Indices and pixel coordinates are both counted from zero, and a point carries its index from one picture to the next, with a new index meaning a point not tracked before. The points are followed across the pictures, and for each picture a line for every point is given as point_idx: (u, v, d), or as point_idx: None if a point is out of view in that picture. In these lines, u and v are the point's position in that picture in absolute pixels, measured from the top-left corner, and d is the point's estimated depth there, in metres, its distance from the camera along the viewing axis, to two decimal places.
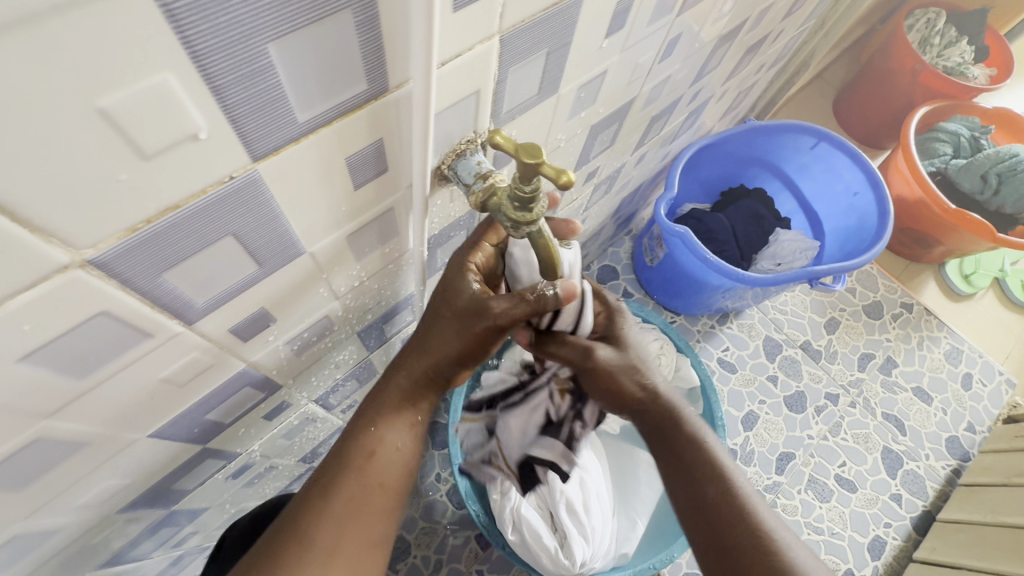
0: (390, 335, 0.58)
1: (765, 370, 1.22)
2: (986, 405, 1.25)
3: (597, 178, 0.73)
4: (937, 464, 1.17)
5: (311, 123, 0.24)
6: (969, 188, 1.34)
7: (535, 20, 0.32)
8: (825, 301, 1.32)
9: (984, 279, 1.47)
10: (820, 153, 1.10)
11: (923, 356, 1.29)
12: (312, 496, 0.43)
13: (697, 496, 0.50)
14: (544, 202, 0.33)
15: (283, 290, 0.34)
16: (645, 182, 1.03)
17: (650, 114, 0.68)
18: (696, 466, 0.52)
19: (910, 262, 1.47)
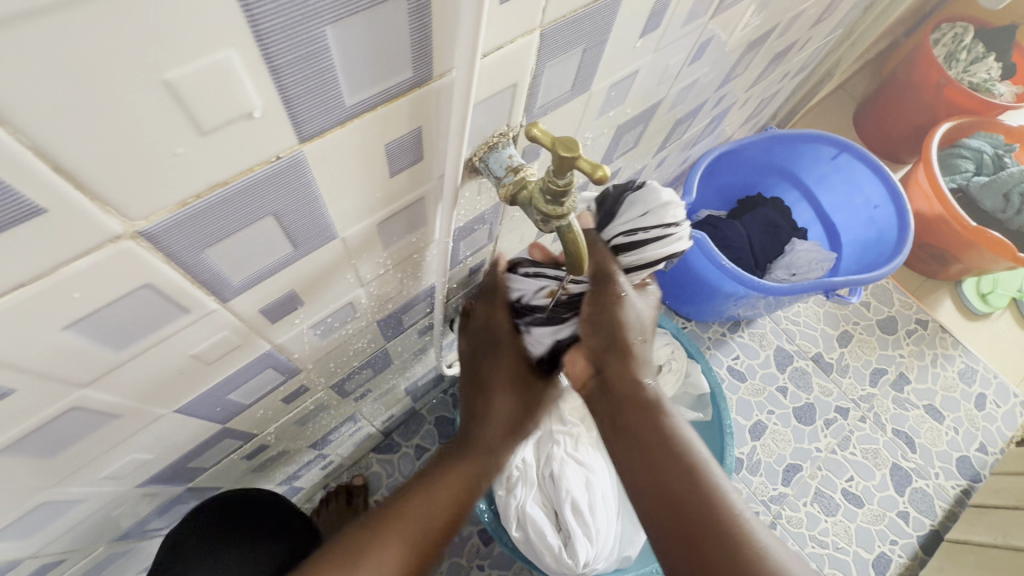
0: (407, 326, 0.58)
1: (774, 380, 1.21)
2: (998, 426, 1.24)
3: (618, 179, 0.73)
4: (946, 484, 1.15)
5: (357, 108, 0.25)
6: (990, 206, 1.33)
7: (575, 16, 0.32)
8: (839, 313, 1.31)
9: (1002, 299, 1.45)
10: (841, 164, 1.09)
11: (937, 374, 1.27)
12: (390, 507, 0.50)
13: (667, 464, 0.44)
14: (575, 197, 0.33)
15: (314, 273, 0.35)
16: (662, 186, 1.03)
17: (674, 117, 0.68)
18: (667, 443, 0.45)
19: (926, 279, 1.46)
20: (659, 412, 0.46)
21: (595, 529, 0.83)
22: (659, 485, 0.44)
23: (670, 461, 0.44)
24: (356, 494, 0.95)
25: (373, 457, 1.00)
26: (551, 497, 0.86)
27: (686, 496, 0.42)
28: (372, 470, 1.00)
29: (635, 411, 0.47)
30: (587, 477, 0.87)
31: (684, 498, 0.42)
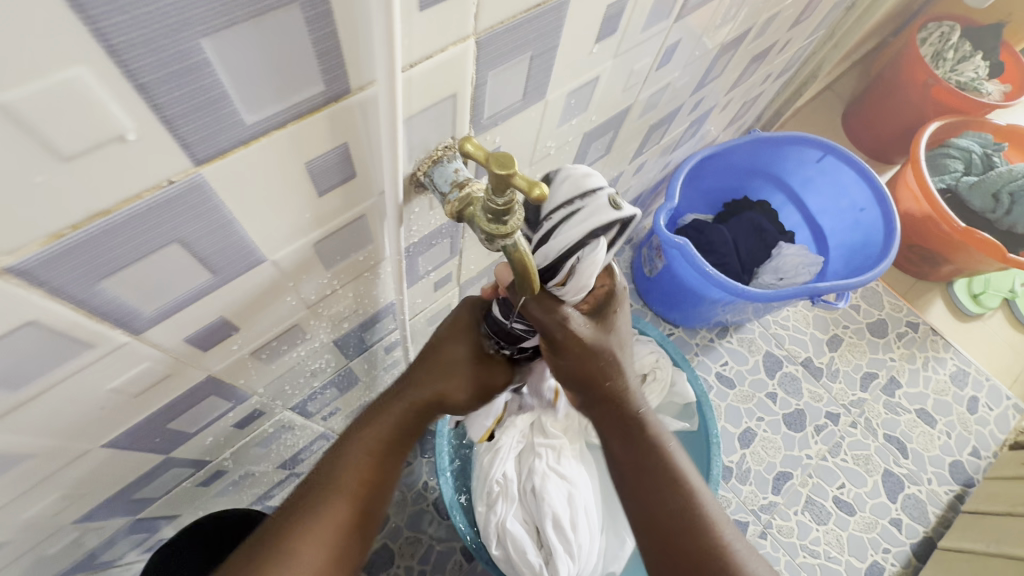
0: (371, 343, 0.56)
1: (764, 387, 1.19)
2: (991, 429, 1.22)
3: None
4: (939, 489, 1.13)
5: (262, 126, 0.23)
6: (979, 206, 1.32)
7: (516, 22, 0.30)
8: (828, 317, 1.30)
9: (993, 300, 1.44)
10: (827, 167, 1.07)
11: (928, 377, 1.25)
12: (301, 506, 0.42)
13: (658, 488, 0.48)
14: (520, 213, 0.31)
15: (245, 299, 0.32)
16: (645, 192, 1.01)
17: (649, 122, 0.66)
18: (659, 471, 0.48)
19: (916, 280, 1.45)
20: (644, 435, 0.49)
21: (578, 544, 0.81)
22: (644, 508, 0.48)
23: (649, 481, 0.48)
24: None
25: None
26: (533, 512, 0.83)
27: (665, 508, 0.47)
28: None
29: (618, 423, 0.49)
30: (569, 488, 0.85)
31: (664, 507, 0.47)
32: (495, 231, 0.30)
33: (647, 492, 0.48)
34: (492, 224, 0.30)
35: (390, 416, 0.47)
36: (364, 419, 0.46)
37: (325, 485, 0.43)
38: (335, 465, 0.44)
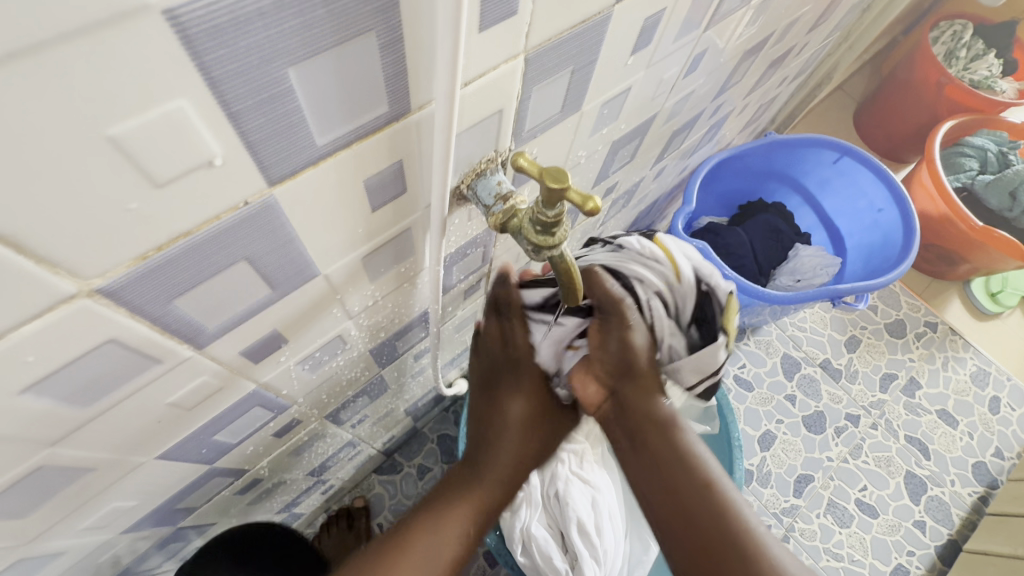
0: (402, 351, 0.57)
1: (782, 389, 1.19)
2: (1014, 429, 1.21)
3: (615, 193, 0.71)
4: (962, 491, 1.12)
5: (330, 146, 0.23)
6: (996, 205, 1.31)
7: (562, 38, 0.31)
8: (846, 318, 1.29)
9: (1011, 298, 1.43)
10: (843, 168, 1.08)
11: (949, 378, 1.24)
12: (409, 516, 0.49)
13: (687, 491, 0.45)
14: (567, 225, 0.32)
15: (297, 312, 0.33)
16: (662, 196, 1.01)
17: (672, 129, 0.66)
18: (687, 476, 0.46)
19: (933, 280, 1.44)
20: (672, 435, 0.47)
21: (603, 549, 0.81)
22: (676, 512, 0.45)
23: (680, 483, 0.46)
24: (358, 517, 0.94)
25: (375, 478, 0.99)
26: (556, 517, 0.84)
27: (698, 509, 0.45)
28: (373, 492, 0.98)
29: (657, 435, 0.47)
30: (593, 495, 0.86)
31: (703, 529, 0.44)
32: (550, 240, 0.31)
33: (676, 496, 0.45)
34: (546, 236, 0.31)
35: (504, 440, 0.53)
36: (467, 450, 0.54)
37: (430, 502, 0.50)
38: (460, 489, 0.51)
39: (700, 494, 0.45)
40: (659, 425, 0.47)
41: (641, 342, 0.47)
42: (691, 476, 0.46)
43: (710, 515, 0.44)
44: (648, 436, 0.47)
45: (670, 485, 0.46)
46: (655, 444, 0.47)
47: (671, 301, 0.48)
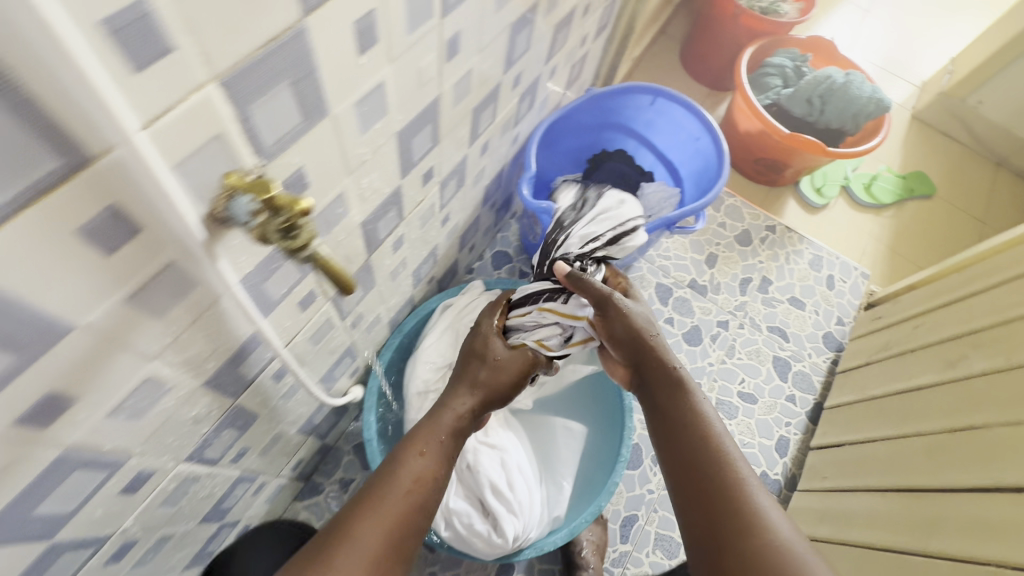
0: (252, 376, 0.58)
1: (661, 315, 1.32)
2: (849, 298, 1.40)
3: (440, 176, 0.75)
4: (819, 360, 1.32)
5: (5, 209, 0.25)
6: (800, 113, 1.50)
7: (256, 58, 0.33)
8: (702, 239, 1.44)
9: (832, 190, 1.69)
10: (660, 108, 1.19)
11: (792, 269, 1.43)
12: (374, 483, 0.60)
13: (688, 438, 0.62)
14: (311, 228, 0.36)
15: (71, 368, 0.34)
16: (506, 167, 1.08)
17: (470, 107, 0.70)
18: (686, 423, 0.64)
19: (770, 188, 1.66)
20: (680, 392, 0.68)
21: (518, 502, 0.88)
22: (678, 448, 0.62)
23: (681, 425, 0.64)
24: None
25: (299, 505, 1.03)
26: (473, 487, 0.89)
27: (695, 446, 0.61)
28: (300, 518, 1.02)
29: (680, 421, 0.65)
30: (501, 458, 0.92)
31: (695, 463, 0.60)
32: (300, 242, 0.36)
33: (677, 437, 0.64)
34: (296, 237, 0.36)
35: (393, 501, 0.58)
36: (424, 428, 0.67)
37: (391, 472, 0.61)
38: (398, 459, 0.63)
39: (699, 441, 0.61)
40: (675, 426, 0.64)
41: (626, 328, 0.75)
42: (703, 462, 0.59)
43: (714, 486, 0.57)
44: (677, 425, 0.64)
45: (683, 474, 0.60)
46: (681, 433, 0.63)
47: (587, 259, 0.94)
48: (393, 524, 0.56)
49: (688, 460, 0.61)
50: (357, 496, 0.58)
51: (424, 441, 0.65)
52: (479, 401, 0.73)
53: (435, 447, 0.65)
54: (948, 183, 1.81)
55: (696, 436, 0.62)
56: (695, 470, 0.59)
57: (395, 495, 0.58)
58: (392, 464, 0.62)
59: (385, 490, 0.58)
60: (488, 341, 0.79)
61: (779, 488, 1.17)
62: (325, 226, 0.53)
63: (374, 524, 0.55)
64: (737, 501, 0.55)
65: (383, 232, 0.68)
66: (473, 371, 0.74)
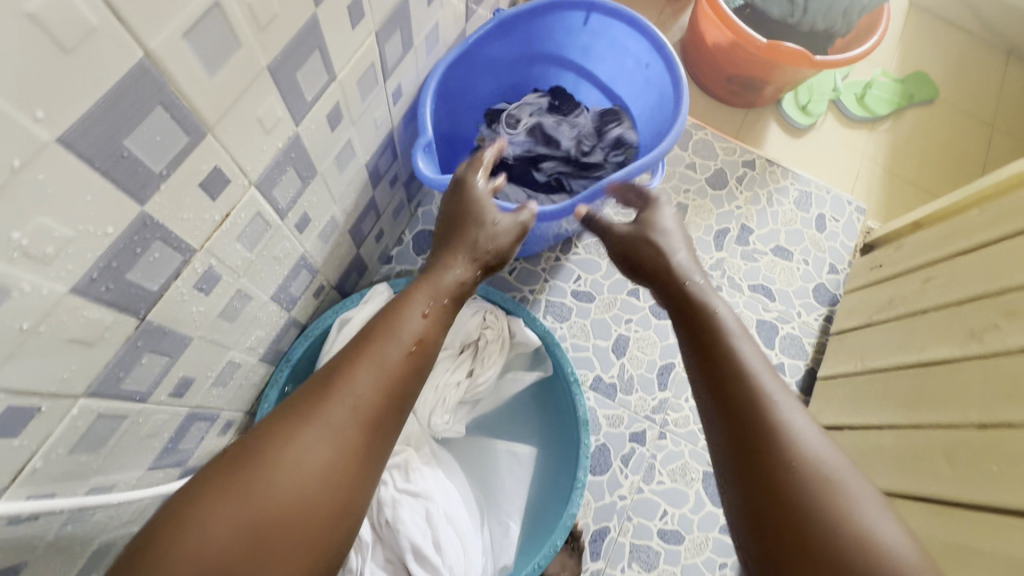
0: None
1: (624, 287, 1.11)
2: (843, 240, 1.20)
3: (249, 178, 0.50)
4: (809, 319, 1.13)
5: None
6: (778, 14, 1.21)
7: None
8: (668, 186, 1.20)
9: (820, 105, 1.43)
10: (597, 28, 0.91)
11: (776, 212, 1.20)
12: (363, 339, 0.55)
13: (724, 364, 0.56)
14: None
15: None
16: (401, 131, 0.82)
17: (267, 69, 0.45)
18: (718, 350, 0.57)
19: (747, 111, 1.40)
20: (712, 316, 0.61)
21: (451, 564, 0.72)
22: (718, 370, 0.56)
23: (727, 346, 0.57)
24: None
25: None
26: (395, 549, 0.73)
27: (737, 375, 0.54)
28: None
29: (714, 344, 0.58)
30: (426, 505, 0.75)
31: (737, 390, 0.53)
32: None
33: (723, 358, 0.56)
34: None
35: (390, 357, 0.53)
36: (421, 291, 0.62)
37: (389, 326, 0.56)
38: (390, 316, 0.58)
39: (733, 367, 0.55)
40: (728, 367, 0.55)
41: (649, 252, 0.72)
42: (745, 406, 0.52)
43: (757, 426, 0.51)
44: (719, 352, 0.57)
45: (731, 419, 0.52)
46: (721, 362, 0.56)
47: (534, 99, 0.98)
48: (381, 402, 0.51)
49: (728, 390, 0.54)
50: (347, 350, 0.54)
51: (424, 302, 0.61)
52: (476, 265, 0.69)
53: (433, 323, 0.60)
54: (954, 82, 1.54)
55: (767, 401, 0.52)
56: (747, 422, 0.51)
57: (387, 363, 0.53)
58: (382, 320, 0.57)
59: (377, 349, 0.54)
60: (478, 199, 0.71)
61: None
62: None
63: (363, 384, 0.51)
64: (787, 448, 0.49)
65: (156, 281, 0.44)
66: (470, 236, 0.69)
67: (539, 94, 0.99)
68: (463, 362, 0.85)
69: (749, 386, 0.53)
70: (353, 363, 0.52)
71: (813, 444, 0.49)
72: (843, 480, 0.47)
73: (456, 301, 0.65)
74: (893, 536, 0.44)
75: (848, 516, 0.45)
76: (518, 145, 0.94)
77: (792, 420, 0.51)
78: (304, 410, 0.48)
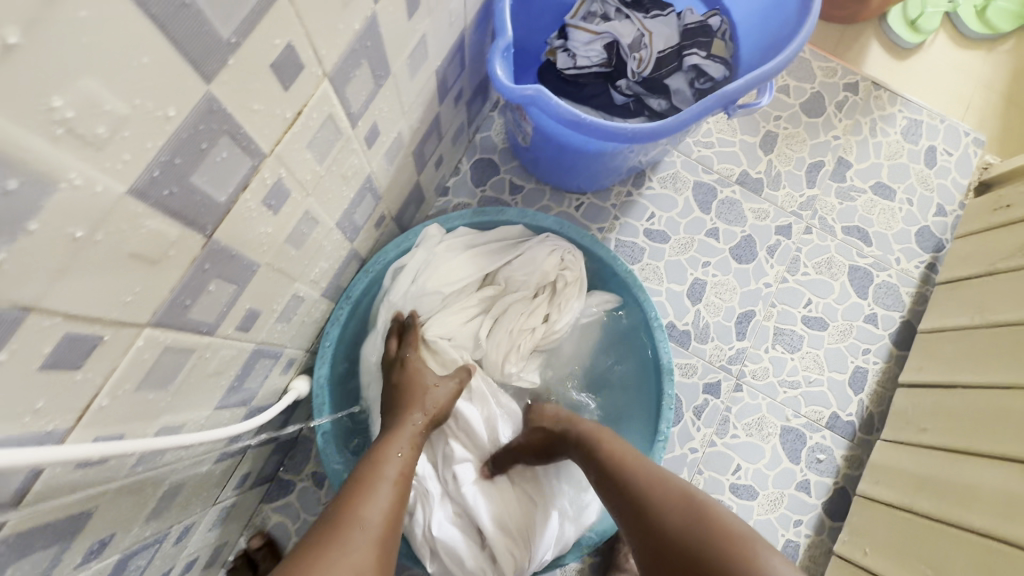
0: (13, 494, 0.32)
1: (702, 226, 1.00)
2: (955, 177, 1.05)
3: (322, 67, 0.40)
4: (910, 266, 1.01)
5: None
6: None
7: None
8: (756, 113, 1.05)
9: (934, 20, 1.23)
10: None
11: (879, 143, 1.05)
12: (356, 484, 0.53)
13: (624, 478, 0.58)
14: None
15: None
16: (472, 34, 0.70)
17: None
18: (617, 469, 0.60)
19: (847, 27, 1.22)
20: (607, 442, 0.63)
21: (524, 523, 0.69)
22: (621, 487, 0.58)
23: (622, 468, 0.59)
24: (261, 560, 0.81)
25: (268, 508, 0.85)
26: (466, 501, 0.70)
27: (644, 482, 0.57)
28: (272, 522, 0.85)
29: (617, 471, 0.59)
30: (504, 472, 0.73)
31: (646, 494, 0.55)
32: None
33: (627, 483, 0.58)
34: None
35: (391, 491, 0.53)
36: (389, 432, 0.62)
37: (374, 465, 0.56)
38: (374, 457, 0.57)
39: (638, 479, 0.57)
40: (622, 480, 0.58)
41: (550, 412, 0.70)
42: (650, 500, 0.55)
43: (660, 512, 0.53)
44: (621, 469, 0.59)
45: (640, 529, 0.54)
46: (629, 475, 0.58)
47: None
48: (387, 534, 0.50)
49: (635, 498, 0.56)
50: (337, 500, 0.51)
51: (402, 440, 0.61)
52: (436, 416, 0.68)
53: (408, 452, 0.60)
54: None
55: (654, 483, 0.56)
56: (662, 532, 0.52)
57: (386, 495, 0.53)
58: (366, 463, 0.57)
59: (371, 488, 0.53)
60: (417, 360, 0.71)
61: (853, 433, 0.94)
62: None
63: (369, 520, 0.49)
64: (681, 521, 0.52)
65: (223, 190, 0.36)
66: (417, 387, 0.67)
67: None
68: (538, 307, 0.80)
69: (650, 485, 0.56)
70: (354, 502, 0.51)
71: (697, 500, 0.53)
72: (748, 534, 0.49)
73: (426, 433, 0.65)
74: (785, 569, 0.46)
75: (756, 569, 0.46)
76: (599, 49, 0.82)
77: (676, 488, 0.55)
78: (319, 555, 0.45)
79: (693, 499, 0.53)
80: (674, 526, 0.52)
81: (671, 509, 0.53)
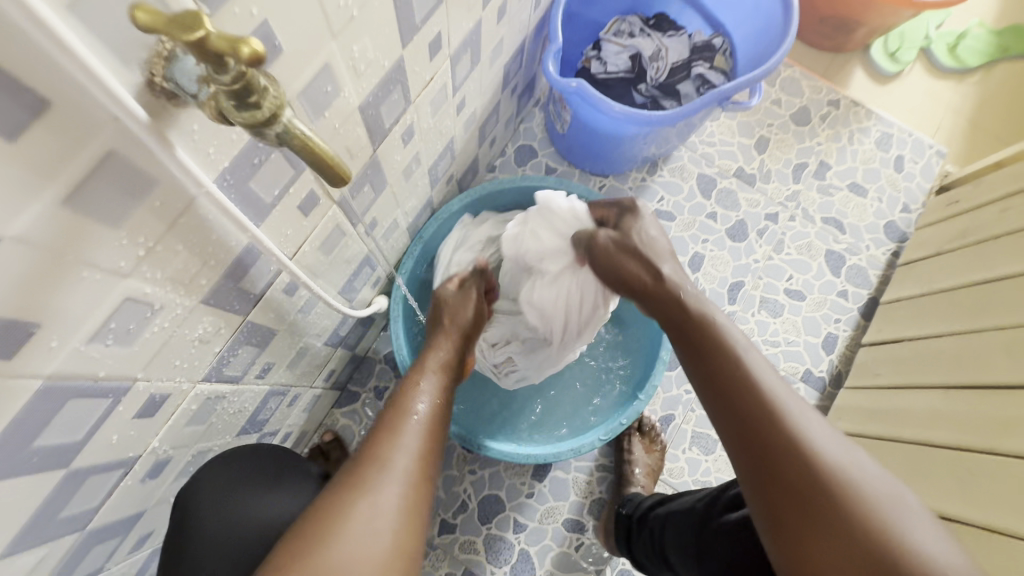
0: (261, 291, 0.52)
1: (703, 209, 1.20)
2: (919, 182, 1.24)
3: (449, 50, 0.62)
4: (877, 252, 1.20)
5: None
6: None
7: None
8: (752, 120, 1.26)
9: (910, 52, 1.44)
10: None
11: (855, 150, 1.26)
12: (376, 428, 0.53)
13: (715, 364, 0.54)
14: (272, 94, 0.29)
15: (18, 283, 0.29)
16: (530, 40, 0.92)
17: None
18: (708, 355, 0.55)
19: (836, 55, 1.43)
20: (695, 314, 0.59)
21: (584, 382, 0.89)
22: (711, 369, 0.54)
23: (719, 355, 0.54)
24: (331, 450, 1.00)
25: (337, 412, 1.05)
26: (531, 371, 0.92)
27: (737, 376, 0.52)
28: (341, 424, 1.04)
29: (704, 345, 0.56)
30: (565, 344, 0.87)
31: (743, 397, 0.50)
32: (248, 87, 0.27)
33: (716, 359, 0.54)
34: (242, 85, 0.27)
35: (418, 433, 0.53)
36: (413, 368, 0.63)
37: (394, 407, 0.56)
38: (396, 397, 0.58)
39: (728, 367, 0.53)
40: (714, 364, 0.54)
41: (627, 256, 0.68)
42: (752, 400, 0.50)
43: (767, 420, 0.48)
44: (713, 352, 0.55)
45: (742, 437, 0.49)
46: (723, 370, 0.53)
47: (635, 21, 1.07)
48: (413, 475, 0.49)
49: (733, 390, 0.51)
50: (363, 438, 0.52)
51: (422, 374, 0.62)
52: (458, 346, 0.70)
53: (433, 386, 0.61)
54: None
55: (761, 388, 0.50)
56: (764, 440, 0.48)
57: (409, 436, 0.52)
58: (389, 400, 0.57)
59: (392, 428, 0.53)
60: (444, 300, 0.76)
61: (824, 386, 1.12)
62: (314, 110, 0.44)
63: (392, 460, 0.49)
64: (788, 432, 0.47)
65: (389, 120, 0.58)
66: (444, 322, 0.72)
67: (641, 17, 1.08)
68: None
69: (752, 383, 0.51)
70: (375, 445, 0.50)
71: (807, 421, 0.48)
72: (853, 465, 0.46)
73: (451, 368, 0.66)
74: (902, 507, 0.43)
75: (867, 503, 0.43)
76: (624, 59, 1.04)
77: (785, 399, 0.49)
78: (348, 494, 0.45)
79: (795, 416, 0.48)
80: (775, 437, 0.47)
81: (779, 418, 0.48)
